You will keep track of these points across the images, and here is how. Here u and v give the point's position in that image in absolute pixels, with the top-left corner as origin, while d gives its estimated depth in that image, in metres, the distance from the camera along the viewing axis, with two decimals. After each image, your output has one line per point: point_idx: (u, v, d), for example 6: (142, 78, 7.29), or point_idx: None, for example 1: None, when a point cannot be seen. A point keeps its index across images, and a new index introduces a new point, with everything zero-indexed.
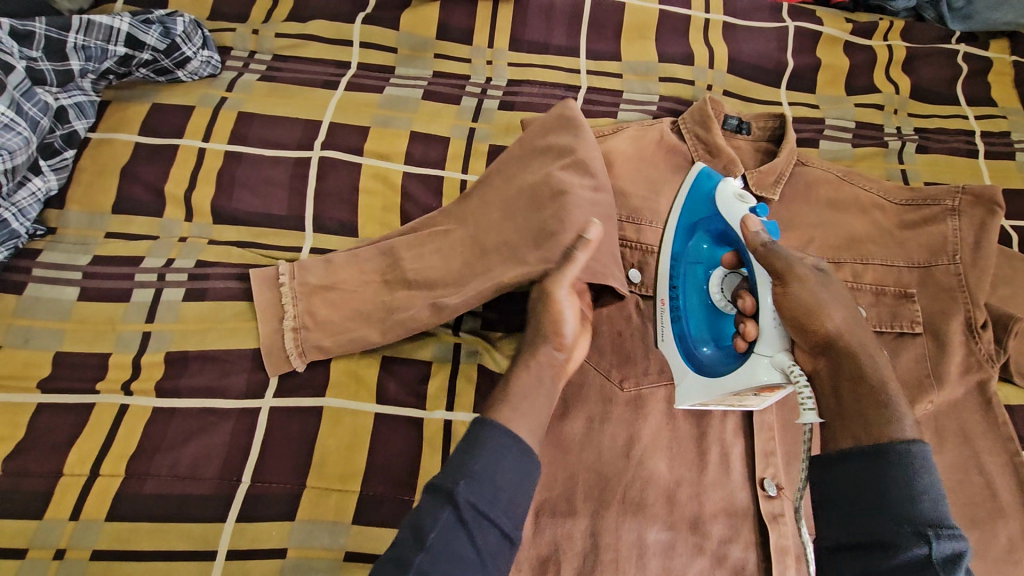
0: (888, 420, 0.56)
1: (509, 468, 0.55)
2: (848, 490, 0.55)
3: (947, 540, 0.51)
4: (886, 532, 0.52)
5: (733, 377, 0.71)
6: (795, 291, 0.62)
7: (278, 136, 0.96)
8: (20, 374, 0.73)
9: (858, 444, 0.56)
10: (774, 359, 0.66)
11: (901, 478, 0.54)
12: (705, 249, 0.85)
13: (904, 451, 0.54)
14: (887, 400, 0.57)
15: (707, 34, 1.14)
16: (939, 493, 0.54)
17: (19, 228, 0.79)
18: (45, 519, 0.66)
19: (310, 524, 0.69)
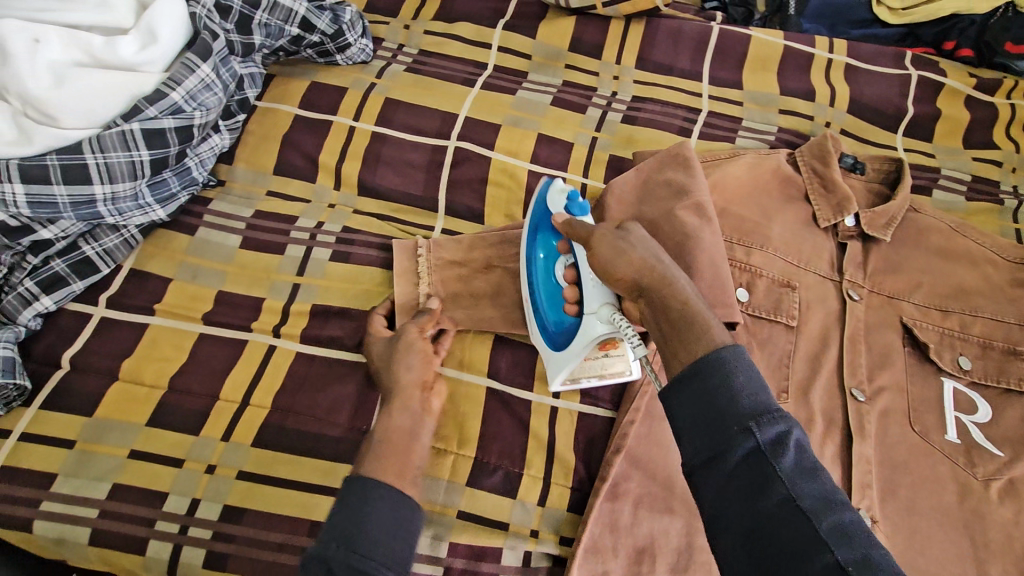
0: (704, 332, 0.57)
1: (379, 523, 0.56)
2: (693, 405, 0.54)
3: (767, 428, 0.51)
4: (729, 437, 0.51)
5: (577, 343, 0.76)
6: (617, 250, 0.67)
7: (420, 123, 1.01)
8: (187, 306, 0.81)
9: (687, 363, 0.56)
10: (598, 314, 0.74)
11: (722, 380, 0.54)
12: (551, 245, 0.82)
13: (720, 354, 0.55)
14: (699, 316, 0.59)
15: (829, 74, 1.16)
16: (761, 385, 0.54)
17: (199, 176, 0.88)
18: (200, 435, 0.73)
19: (429, 479, 0.75)
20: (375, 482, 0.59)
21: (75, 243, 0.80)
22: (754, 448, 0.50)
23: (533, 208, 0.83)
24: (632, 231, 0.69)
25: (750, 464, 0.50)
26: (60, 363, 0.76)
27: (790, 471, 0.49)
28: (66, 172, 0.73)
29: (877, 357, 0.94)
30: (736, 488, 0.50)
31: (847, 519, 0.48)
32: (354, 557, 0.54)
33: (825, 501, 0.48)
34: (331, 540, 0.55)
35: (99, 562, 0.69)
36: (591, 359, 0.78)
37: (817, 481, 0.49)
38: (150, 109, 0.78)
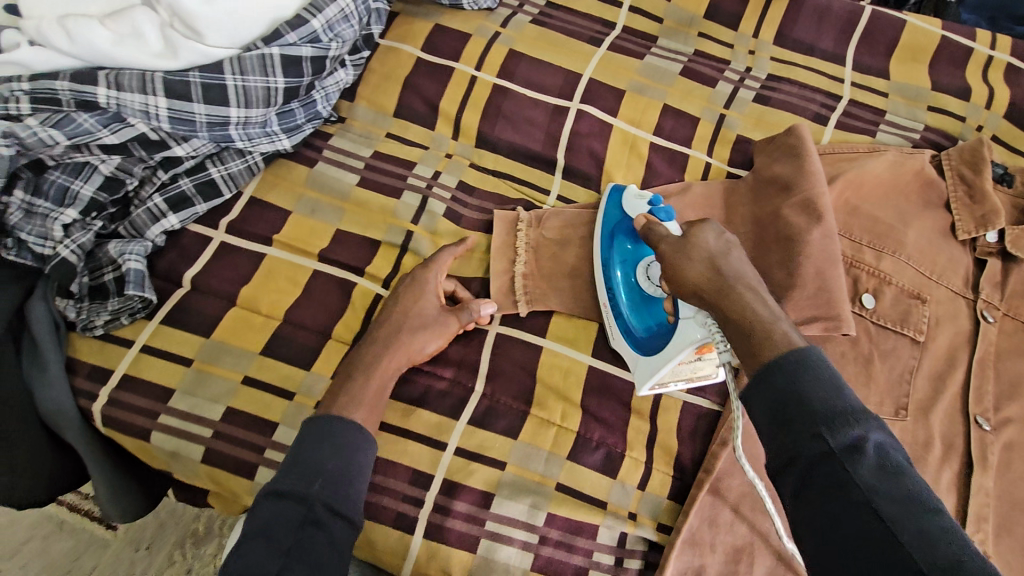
0: (768, 342, 0.54)
1: (335, 460, 0.61)
2: (762, 401, 0.52)
3: (848, 431, 0.47)
4: (801, 441, 0.48)
5: (671, 346, 0.70)
6: (674, 265, 0.63)
7: (542, 79, 0.96)
8: (304, 240, 0.80)
9: (755, 367, 0.54)
10: (696, 317, 0.68)
11: (795, 374, 0.51)
12: (629, 248, 0.79)
13: (793, 358, 0.52)
14: (761, 323, 0.56)
15: (988, 73, 1.05)
16: (841, 389, 0.50)
17: (323, 110, 0.86)
18: (311, 371, 0.74)
19: (529, 447, 0.74)
20: (326, 422, 0.64)
21: (202, 163, 0.79)
22: (829, 453, 0.47)
23: (606, 210, 0.81)
24: (692, 237, 0.63)
25: (823, 470, 0.47)
26: (181, 282, 0.77)
27: (869, 479, 0.45)
28: (206, 91, 0.72)
29: (1006, 387, 0.86)
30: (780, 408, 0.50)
31: (932, 526, 0.43)
32: (333, 491, 0.59)
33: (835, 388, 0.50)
34: (307, 482, 0.59)
35: (207, 480, 0.71)
36: (684, 363, 0.71)
37: (902, 487, 0.45)
38: (290, 34, 0.75)
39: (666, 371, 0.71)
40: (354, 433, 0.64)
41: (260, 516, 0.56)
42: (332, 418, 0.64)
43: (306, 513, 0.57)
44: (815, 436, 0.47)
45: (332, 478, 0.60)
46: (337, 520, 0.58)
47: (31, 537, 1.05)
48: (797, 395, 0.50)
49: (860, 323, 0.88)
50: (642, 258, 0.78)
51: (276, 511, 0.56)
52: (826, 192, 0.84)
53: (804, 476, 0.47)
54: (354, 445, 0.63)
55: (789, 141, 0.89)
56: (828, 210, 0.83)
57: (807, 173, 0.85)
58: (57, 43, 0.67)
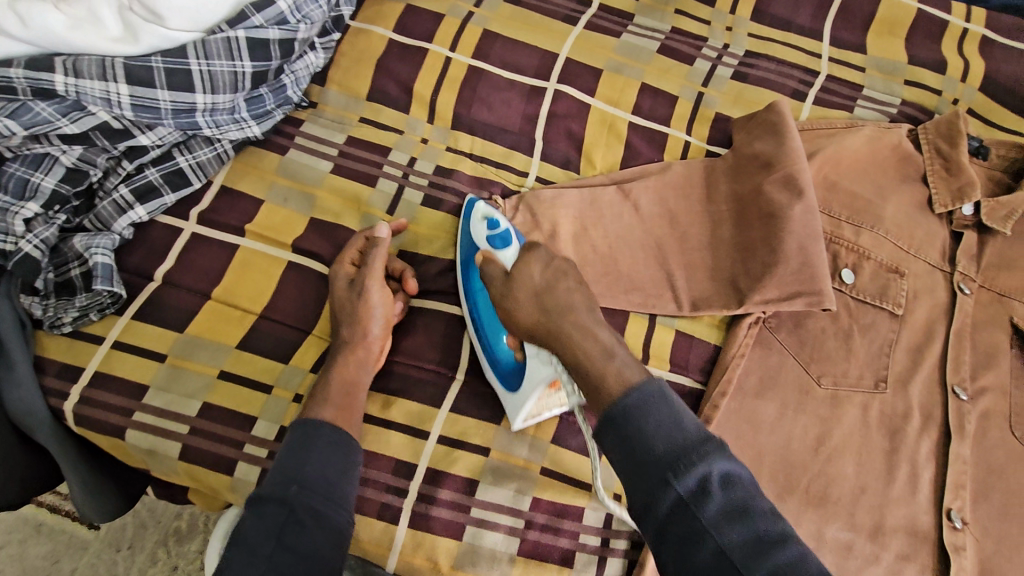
0: (603, 381, 0.55)
1: (315, 462, 0.59)
2: (618, 449, 0.52)
3: (689, 475, 0.49)
4: (653, 489, 0.49)
5: (526, 385, 0.69)
6: (504, 298, 0.65)
7: (519, 60, 0.94)
8: (278, 230, 0.79)
9: (602, 411, 0.54)
10: (540, 356, 0.68)
11: (638, 424, 0.51)
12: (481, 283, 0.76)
13: (631, 400, 0.52)
14: (595, 364, 0.57)
15: (962, 46, 1.06)
16: (681, 423, 0.51)
17: (294, 96, 0.84)
18: (289, 364, 0.72)
19: (513, 433, 0.73)
20: (302, 426, 0.62)
21: (169, 152, 0.77)
22: (677, 499, 0.48)
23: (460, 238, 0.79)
24: (519, 274, 0.65)
25: (678, 518, 0.48)
26: (151, 276, 0.74)
27: (714, 520, 0.47)
28: (170, 77, 0.70)
29: (982, 356, 0.87)
30: (633, 468, 0.50)
31: (781, 558, 0.46)
32: (314, 495, 0.57)
33: (685, 446, 0.50)
34: (284, 485, 0.56)
35: (186, 477, 0.69)
36: (544, 398, 0.70)
37: (748, 524, 0.48)
38: (256, 17, 0.73)
39: (531, 405, 0.69)
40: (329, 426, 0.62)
41: (246, 530, 0.54)
42: (307, 421, 0.62)
43: (290, 523, 0.54)
44: (664, 484, 0.49)
45: (313, 483, 0.57)
46: (323, 526, 0.56)
47: (9, 542, 1.02)
48: (663, 481, 0.49)
49: (839, 299, 0.88)
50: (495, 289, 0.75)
51: (257, 521, 0.55)
52: (805, 167, 0.84)
53: (664, 523, 0.49)
54: (332, 447, 0.60)
55: (769, 117, 0.89)
56: (808, 186, 0.83)
57: (787, 151, 0.85)
58: (9, 29, 0.65)
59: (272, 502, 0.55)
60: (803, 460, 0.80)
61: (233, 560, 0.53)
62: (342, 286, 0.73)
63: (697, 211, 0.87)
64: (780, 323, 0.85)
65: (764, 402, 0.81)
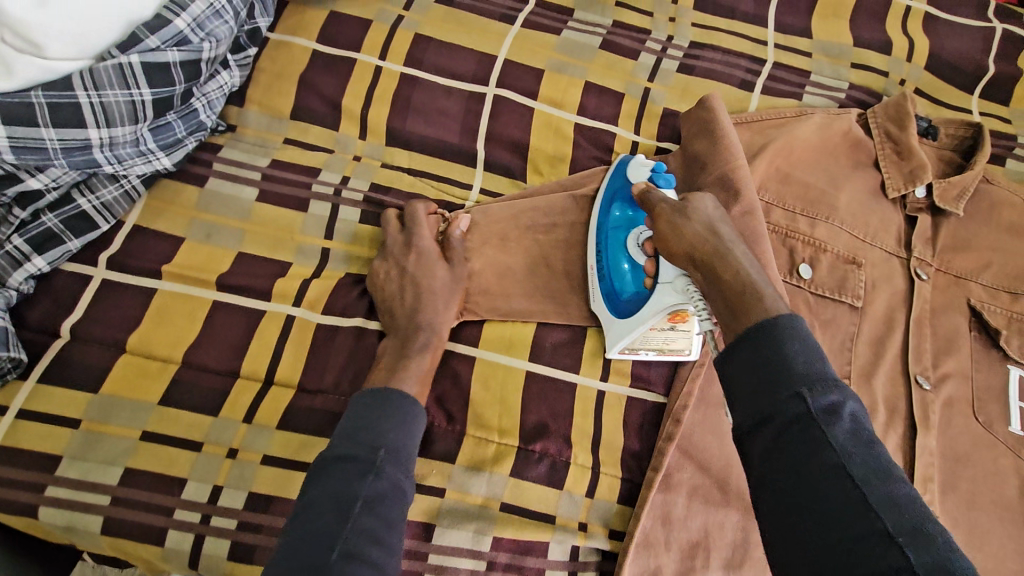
0: (758, 301, 0.54)
1: (398, 429, 0.57)
2: (741, 373, 0.50)
3: (824, 395, 0.47)
4: (777, 403, 0.47)
5: (645, 310, 0.69)
6: (673, 227, 0.63)
7: (453, 65, 0.89)
8: (200, 267, 0.72)
9: (740, 328, 0.53)
10: (675, 284, 0.67)
11: (779, 345, 0.49)
12: (621, 216, 0.74)
13: (781, 320, 0.50)
14: (751, 284, 0.56)
15: (906, 25, 1.05)
16: (823, 356, 0.49)
17: (207, 120, 0.77)
18: (220, 416, 0.67)
19: (469, 470, 0.69)
20: (380, 393, 0.59)
21: (68, 194, 0.70)
22: (807, 413, 0.46)
23: (611, 177, 0.77)
24: (693, 204, 0.64)
25: (801, 430, 0.46)
26: (59, 332, 0.68)
27: (843, 444, 0.45)
28: (55, 113, 0.63)
29: (942, 342, 0.87)
30: (756, 379, 0.49)
31: (900, 492, 0.43)
32: (395, 470, 0.54)
33: (823, 377, 0.48)
34: (371, 449, 0.55)
35: (113, 551, 0.63)
36: (655, 331, 0.71)
37: (873, 458, 0.45)
38: (151, 38, 0.66)
39: (637, 336, 0.71)
40: (411, 397, 0.60)
41: (323, 484, 0.52)
42: (390, 389, 0.59)
43: (367, 480, 0.52)
44: (795, 395, 0.47)
45: (394, 450, 0.55)
46: (398, 497, 0.54)
47: None
48: (796, 394, 0.47)
49: (798, 295, 0.86)
50: (637, 224, 0.73)
51: (335, 477, 0.53)
52: (743, 166, 0.80)
53: (781, 435, 0.47)
54: (415, 424, 0.58)
55: (702, 115, 0.85)
56: (746, 187, 0.80)
57: (721, 148, 0.82)
58: None
59: (356, 458, 0.54)
60: None
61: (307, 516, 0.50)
62: (439, 262, 0.75)
63: None
64: None
65: None
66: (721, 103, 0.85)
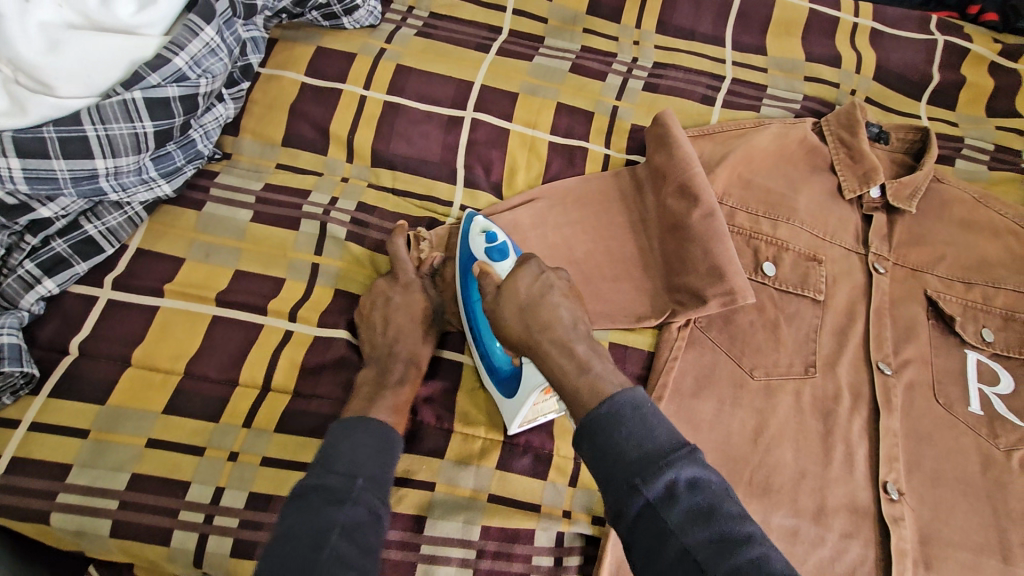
0: (584, 391, 0.59)
1: (370, 456, 0.61)
2: (596, 466, 0.55)
3: (653, 482, 0.51)
4: (622, 496, 0.52)
5: (523, 388, 0.71)
6: (518, 313, 0.66)
7: (433, 92, 0.95)
8: (202, 285, 0.77)
9: (582, 419, 0.57)
10: (535, 361, 0.71)
11: (609, 433, 0.54)
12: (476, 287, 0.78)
13: (603, 409, 0.55)
14: (575, 377, 0.60)
15: (855, 40, 1.13)
16: (651, 430, 0.54)
17: (204, 149, 0.83)
18: (220, 422, 0.71)
19: (457, 465, 0.73)
20: (349, 425, 0.64)
21: (75, 221, 0.75)
22: (645, 504, 0.51)
23: (459, 250, 0.81)
24: (510, 286, 0.68)
25: (645, 521, 0.51)
26: (67, 349, 0.72)
27: (681, 522, 0.50)
28: (65, 146, 0.69)
29: (902, 330, 0.92)
30: (606, 479, 0.53)
31: (740, 559, 0.47)
32: (373, 492, 0.59)
33: (652, 459, 0.52)
34: (347, 477, 0.58)
35: (120, 554, 0.67)
36: (539, 403, 0.72)
37: (709, 527, 0.49)
38: (152, 76, 0.72)
39: (525, 412, 0.71)
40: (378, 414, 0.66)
41: (300, 513, 0.55)
42: (357, 421, 0.64)
43: (344, 508, 0.56)
44: (633, 488, 0.51)
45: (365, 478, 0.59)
46: (372, 522, 0.57)
47: None
48: (631, 487, 0.51)
49: (763, 292, 0.92)
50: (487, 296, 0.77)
51: (317, 506, 0.56)
52: (697, 172, 0.86)
53: (634, 527, 0.51)
54: (390, 453, 0.62)
55: (657, 131, 0.91)
56: (703, 190, 0.85)
57: (676, 160, 0.88)
58: None
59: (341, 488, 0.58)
60: (744, 452, 0.82)
61: (293, 541, 0.53)
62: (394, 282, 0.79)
63: (620, 222, 0.91)
64: (710, 322, 0.88)
65: (701, 401, 0.83)
66: (675, 118, 0.91)
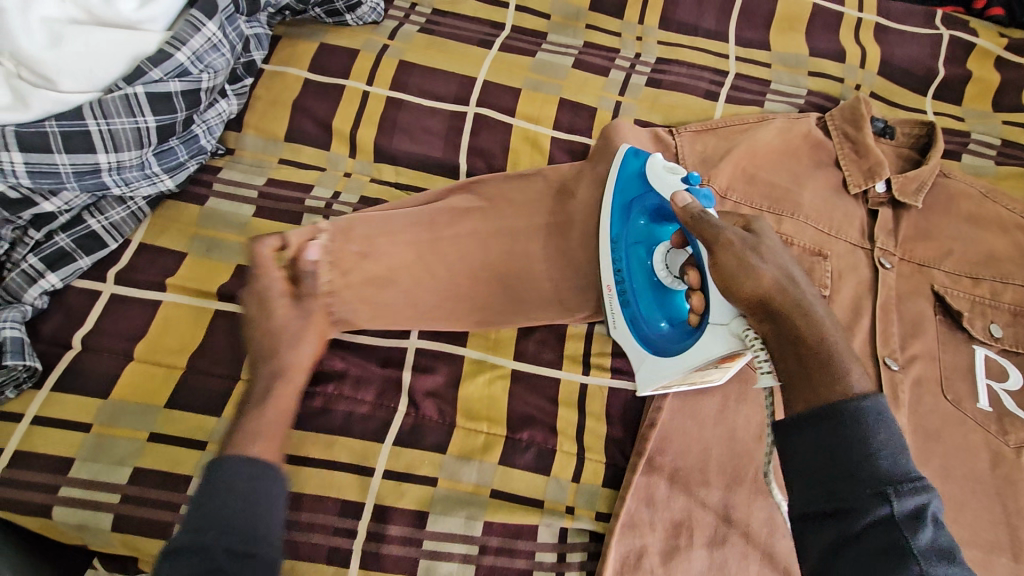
0: (836, 378, 0.53)
1: (233, 503, 0.51)
2: (815, 456, 0.50)
3: (908, 497, 0.47)
4: (859, 498, 0.48)
5: (695, 351, 0.70)
6: (742, 268, 0.59)
7: (436, 87, 0.95)
8: (203, 280, 0.77)
9: (816, 406, 0.52)
10: (730, 327, 0.65)
11: (865, 434, 0.49)
12: (643, 226, 0.79)
13: (873, 410, 0.50)
14: (833, 355, 0.53)
15: (859, 34, 1.12)
16: (906, 450, 0.50)
17: (207, 145, 0.83)
18: (221, 417, 0.70)
19: (460, 459, 0.73)
20: (206, 468, 0.52)
21: (79, 216, 0.75)
22: (887, 517, 0.47)
23: (620, 184, 0.80)
24: (762, 243, 0.61)
25: (880, 533, 0.47)
26: (69, 343, 0.72)
27: (924, 549, 0.46)
28: (68, 140, 0.69)
29: (910, 326, 0.91)
30: (838, 475, 0.49)
31: None
32: (242, 536, 0.49)
33: (908, 478, 0.48)
34: (206, 535, 0.49)
35: (123, 547, 0.66)
36: (699, 368, 0.72)
37: (950, 558, 0.46)
38: (154, 71, 0.72)
39: (678, 375, 0.72)
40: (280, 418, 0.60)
41: None
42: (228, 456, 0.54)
43: None
44: (881, 499, 0.47)
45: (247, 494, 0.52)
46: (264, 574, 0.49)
47: None
48: (881, 496, 0.47)
49: None
50: (658, 242, 0.78)
51: None
52: None
53: (854, 533, 0.47)
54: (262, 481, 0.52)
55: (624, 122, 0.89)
56: None
57: None
58: None
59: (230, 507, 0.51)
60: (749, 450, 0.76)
61: None
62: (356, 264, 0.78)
63: None
64: None
65: (706, 397, 0.78)
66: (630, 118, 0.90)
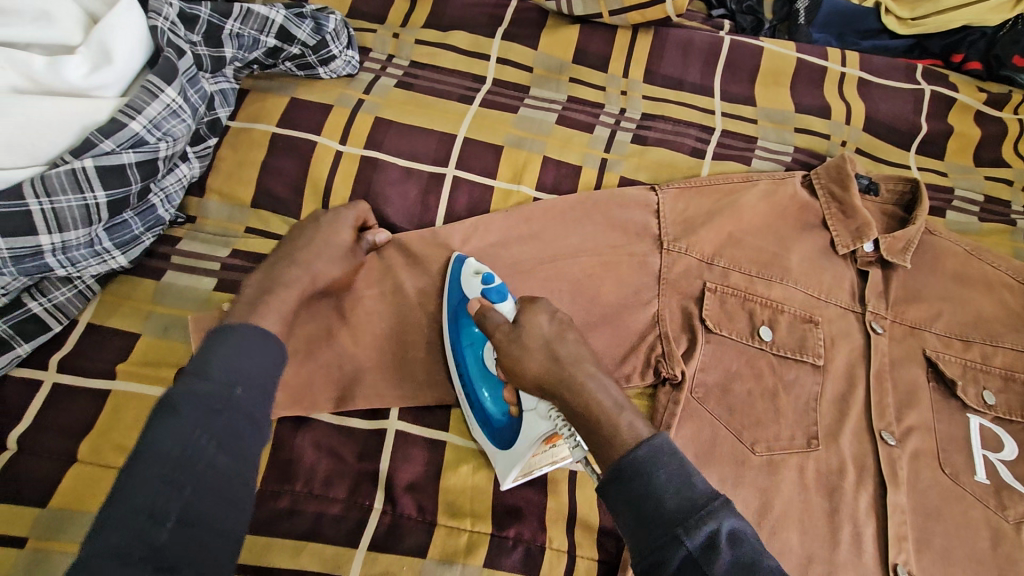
0: (614, 436, 0.58)
1: (241, 354, 0.55)
2: (628, 516, 0.52)
3: (699, 529, 0.49)
4: (659, 541, 0.49)
5: (522, 441, 0.68)
6: (515, 358, 0.67)
7: (414, 146, 0.90)
8: (158, 365, 0.71)
9: (606, 470, 0.55)
10: (539, 410, 0.67)
11: (647, 477, 0.53)
12: (475, 330, 0.75)
13: (642, 452, 0.54)
14: (605, 415, 0.60)
15: (843, 89, 1.11)
16: (691, 480, 0.52)
17: (165, 215, 0.78)
18: None
19: (442, 563, 0.68)
20: (226, 332, 0.56)
21: (18, 299, 0.70)
22: (686, 554, 0.48)
23: (448, 289, 0.77)
24: (526, 323, 0.68)
25: (684, 570, 0.48)
26: (6, 444, 0.66)
27: (725, 573, 0.47)
28: (3, 221, 0.64)
29: (903, 396, 0.89)
30: (643, 528, 0.50)
31: None
32: (235, 412, 0.51)
33: (693, 507, 0.50)
34: (226, 384, 0.52)
35: None
36: (538, 454, 0.69)
37: (753, 567, 0.47)
38: (105, 142, 0.68)
39: (522, 465, 0.68)
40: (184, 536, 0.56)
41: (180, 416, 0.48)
42: (240, 326, 0.57)
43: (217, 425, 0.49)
44: (673, 537, 0.49)
45: (204, 525, 0.45)
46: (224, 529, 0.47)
47: None
48: (674, 535, 0.49)
49: (763, 358, 0.88)
50: (486, 342, 0.74)
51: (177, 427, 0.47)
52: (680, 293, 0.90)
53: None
54: (266, 362, 0.56)
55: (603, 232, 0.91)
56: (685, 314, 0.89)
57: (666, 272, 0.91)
58: None
59: (175, 465, 0.46)
60: None
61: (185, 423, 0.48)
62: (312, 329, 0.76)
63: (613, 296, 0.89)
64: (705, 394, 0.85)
65: None
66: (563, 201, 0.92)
